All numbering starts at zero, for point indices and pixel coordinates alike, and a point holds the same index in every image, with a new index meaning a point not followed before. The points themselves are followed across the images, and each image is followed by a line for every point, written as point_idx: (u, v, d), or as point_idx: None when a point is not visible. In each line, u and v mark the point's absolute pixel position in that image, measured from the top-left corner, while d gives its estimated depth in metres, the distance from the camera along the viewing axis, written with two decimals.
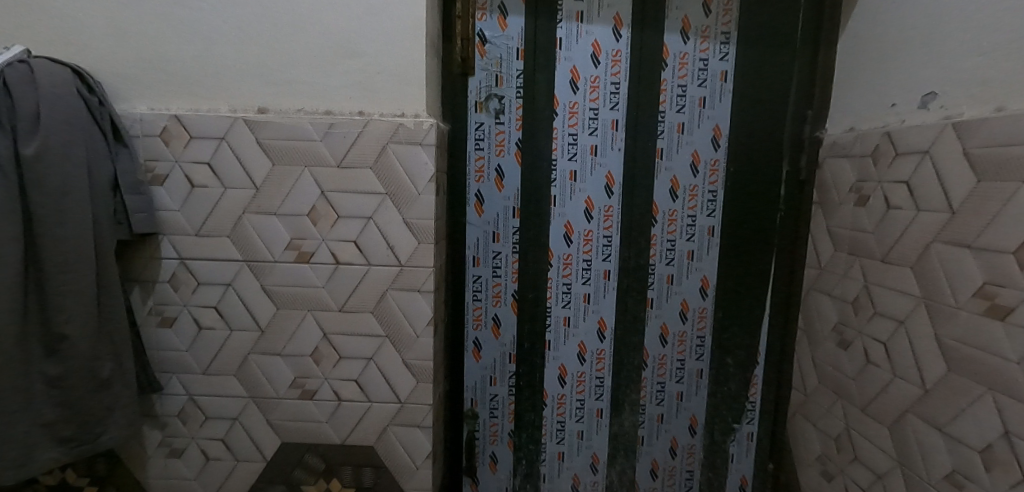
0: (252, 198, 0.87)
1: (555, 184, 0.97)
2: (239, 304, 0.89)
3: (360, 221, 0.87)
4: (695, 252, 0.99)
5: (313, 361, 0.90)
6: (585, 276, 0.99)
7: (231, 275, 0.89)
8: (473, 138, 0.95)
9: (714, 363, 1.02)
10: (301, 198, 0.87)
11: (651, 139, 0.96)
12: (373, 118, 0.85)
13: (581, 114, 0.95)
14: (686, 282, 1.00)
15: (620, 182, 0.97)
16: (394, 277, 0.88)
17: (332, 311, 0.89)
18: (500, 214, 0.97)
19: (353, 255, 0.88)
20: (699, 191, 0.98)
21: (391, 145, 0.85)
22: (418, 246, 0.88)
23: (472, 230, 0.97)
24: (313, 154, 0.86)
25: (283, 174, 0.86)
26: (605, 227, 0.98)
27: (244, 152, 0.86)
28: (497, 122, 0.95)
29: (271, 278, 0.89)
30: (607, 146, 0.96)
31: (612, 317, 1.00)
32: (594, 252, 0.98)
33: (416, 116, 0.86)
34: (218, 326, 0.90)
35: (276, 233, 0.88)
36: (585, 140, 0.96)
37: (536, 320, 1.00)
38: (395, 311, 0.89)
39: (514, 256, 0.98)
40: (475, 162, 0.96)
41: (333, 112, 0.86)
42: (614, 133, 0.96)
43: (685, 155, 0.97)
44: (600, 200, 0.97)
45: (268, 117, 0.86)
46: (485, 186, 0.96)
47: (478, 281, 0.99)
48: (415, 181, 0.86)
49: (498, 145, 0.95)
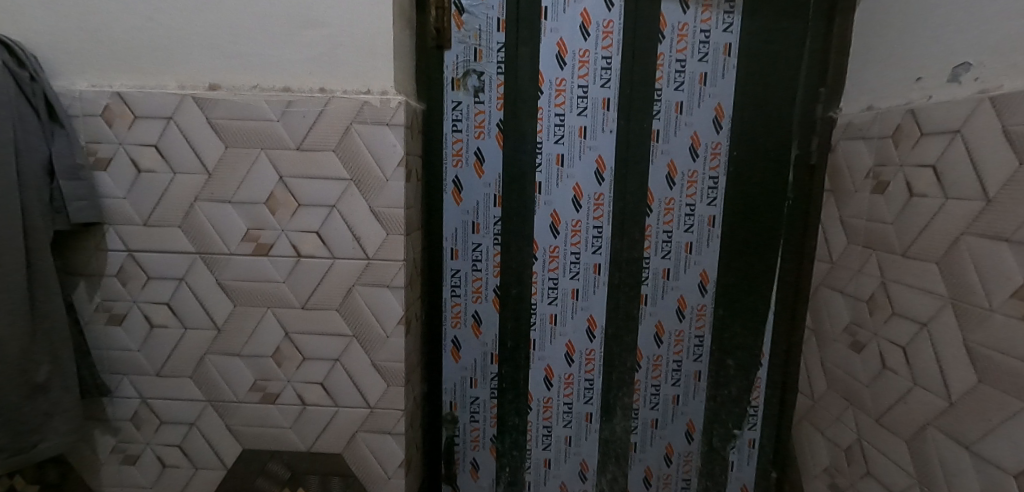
0: (204, 184, 0.79)
1: (541, 169, 0.88)
2: (193, 300, 0.82)
3: (323, 210, 0.79)
4: (693, 244, 0.91)
5: (275, 362, 0.83)
6: (573, 270, 0.91)
7: (184, 269, 0.81)
8: (450, 119, 0.87)
9: (714, 365, 0.94)
10: (258, 184, 0.79)
11: (646, 120, 0.87)
12: (335, 96, 0.77)
13: (568, 92, 0.86)
14: (684, 277, 0.92)
15: (612, 167, 0.88)
16: (361, 272, 0.80)
17: (294, 308, 0.82)
18: (480, 202, 0.89)
19: (315, 247, 0.80)
20: (698, 177, 0.89)
21: (356, 126, 0.77)
22: (387, 238, 0.79)
23: (449, 219, 0.89)
24: (270, 136, 0.78)
25: (237, 158, 0.78)
26: (595, 217, 0.90)
27: (193, 134, 0.78)
28: (476, 100, 0.86)
29: (227, 272, 0.81)
30: (597, 128, 0.87)
31: (602, 315, 0.92)
32: (583, 244, 0.90)
33: (384, 93, 0.78)
34: (171, 323, 0.83)
35: (231, 222, 0.80)
36: (573, 122, 0.87)
37: (519, 318, 0.92)
38: (363, 309, 0.81)
39: (495, 248, 0.90)
40: (452, 145, 0.87)
41: (291, 89, 0.78)
42: (605, 113, 0.87)
43: (684, 137, 0.88)
44: (590, 188, 0.89)
45: (219, 94, 0.77)
46: (464, 172, 0.88)
47: (456, 276, 0.91)
48: (383, 166, 0.78)
49: (477, 126, 0.87)
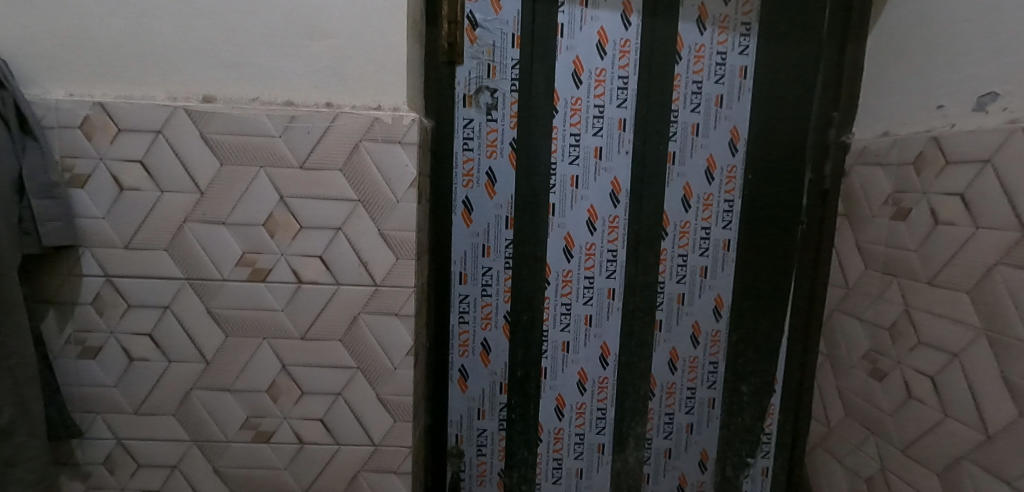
0: (195, 204, 0.73)
1: (554, 190, 0.85)
2: (179, 330, 0.75)
3: (327, 233, 0.74)
4: (708, 268, 0.89)
5: (270, 397, 0.76)
6: (586, 295, 0.88)
7: (170, 296, 0.74)
8: (460, 137, 0.83)
9: (727, 392, 0.92)
10: (255, 204, 0.73)
11: (662, 141, 0.85)
12: (343, 111, 0.72)
13: (583, 112, 0.84)
14: (698, 302, 0.89)
15: (627, 189, 0.86)
16: (368, 299, 0.75)
17: (292, 339, 0.75)
18: (491, 224, 0.85)
19: (318, 272, 0.74)
20: (714, 201, 0.87)
21: (365, 143, 0.72)
22: (396, 262, 0.74)
23: (458, 242, 0.85)
24: (270, 153, 0.72)
25: (234, 176, 0.72)
26: (610, 240, 0.87)
27: (184, 149, 0.71)
28: (488, 118, 0.83)
29: (219, 300, 0.74)
30: (612, 149, 0.85)
31: (616, 342, 0.89)
32: (597, 269, 0.87)
33: (395, 109, 0.73)
34: (153, 356, 0.75)
35: (225, 245, 0.73)
36: (589, 142, 0.84)
37: (530, 345, 0.88)
38: (369, 339, 0.76)
39: (506, 272, 0.86)
40: (463, 165, 0.83)
41: (294, 103, 0.73)
42: (621, 133, 0.85)
43: (700, 160, 0.86)
44: (604, 210, 0.86)
45: (215, 107, 0.71)
46: (474, 192, 0.84)
47: (465, 301, 0.86)
48: (393, 187, 0.73)
49: (489, 145, 0.83)
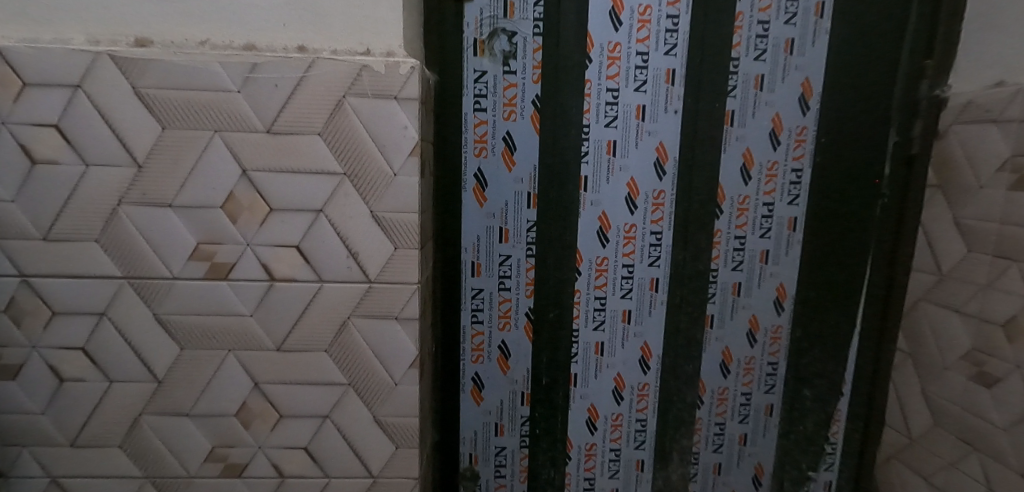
0: (132, 182, 0.56)
1: (586, 159, 0.69)
2: (120, 343, 0.59)
3: (305, 216, 0.57)
4: (770, 252, 0.74)
5: (240, 423, 0.61)
6: (625, 287, 0.72)
7: (106, 300, 0.58)
8: (471, 94, 0.67)
9: (788, 397, 0.78)
10: (210, 181, 0.56)
11: (718, 98, 0.69)
12: (320, 57, 0.55)
13: (622, 61, 0.67)
14: (757, 293, 0.75)
15: (675, 157, 0.70)
16: (359, 300, 0.59)
17: (265, 351, 0.60)
18: (510, 203, 0.69)
19: (295, 268, 0.58)
20: (779, 170, 0.72)
21: (351, 100, 0.55)
22: (394, 253, 0.59)
23: (470, 225, 0.69)
24: (228, 114, 0.55)
25: (181, 145, 0.56)
26: (653, 220, 0.71)
27: (112, 109, 0.55)
28: (505, 70, 0.66)
29: (170, 303, 0.58)
30: (658, 108, 0.69)
31: (659, 341, 0.74)
32: (638, 255, 0.72)
33: (388, 54, 0.56)
34: (90, 376, 0.59)
35: (173, 235, 0.57)
36: (629, 99, 0.68)
37: (558, 349, 0.73)
38: (361, 349, 0.60)
39: (528, 261, 0.70)
40: (474, 129, 0.68)
41: (256, 47, 0.55)
42: (669, 88, 0.68)
43: (764, 120, 0.70)
44: (647, 183, 0.70)
45: (150, 52, 0.54)
46: (489, 163, 0.68)
47: (478, 297, 0.71)
48: (389, 157, 0.57)
49: (507, 105, 0.67)
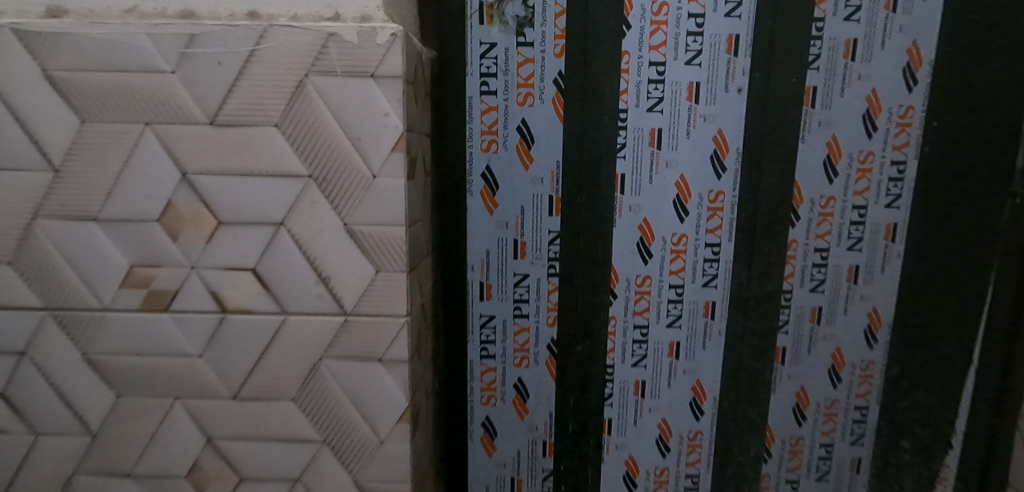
0: (48, 190, 0.45)
1: (623, 153, 0.55)
2: (45, 387, 0.48)
3: (262, 231, 0.45)
4: (860, 268, 0.58)
5: (192, 486, 0.49)
6: (672, 312, 0.58)
7: (25, 336, 0.47)
8: (477, 72, 0.53)
9: (880, 450, 0.62)
10: (143, 187, 0.44)
11: (797, 70, 0.53)
12: (275, 24, 0.42)
13: (670, 26, 0.53)
14: (843, 320, 0.59)
15: (737, 149, 0.55)
16: (333, 337, 0.47)
17: (218, 400, 0.48)
18: (527, 209, 0.55)
19: (252, 296, 0.46)
20: (875, 164, 0.56)
21: (314, 79, 0.43)
22: (376, 278, 0.46)
23: (476, 238, 0.56)
24: (162, 102, 0.43)
25: (106, 142, 0.44)
26: (709, 228, 0.56)
27: (19, 99, 0.43)
28: (520, 41, 0.53)
29: (102, 340, 0.47)
30: (715, 86, 0.54)
31: (714, 380, 0.59)
32: (690, 273, 0.57)
33: (363, 19, 0.43)
34: (12, 427, 0.49)
35: (102, 256, 0.45)
36: (678, 75, 0.54)
37: (587, 389, 0.59)
38: (338, 398, 0.48)
39: (551, 281, 0.57)
40: (481, 117, 0.54)
41: (194, 14, 0.43)
42: (731, 59, 0.53)
43: (856, 98, 0.55)
44: (701, 181, 0.55)
45: (62, 25, 0.42)
46: (500, 160, 0.54)
47: (487, 325, 0.58)
48: (366, 153, 0.44)
49: (522, 86, 0.53)
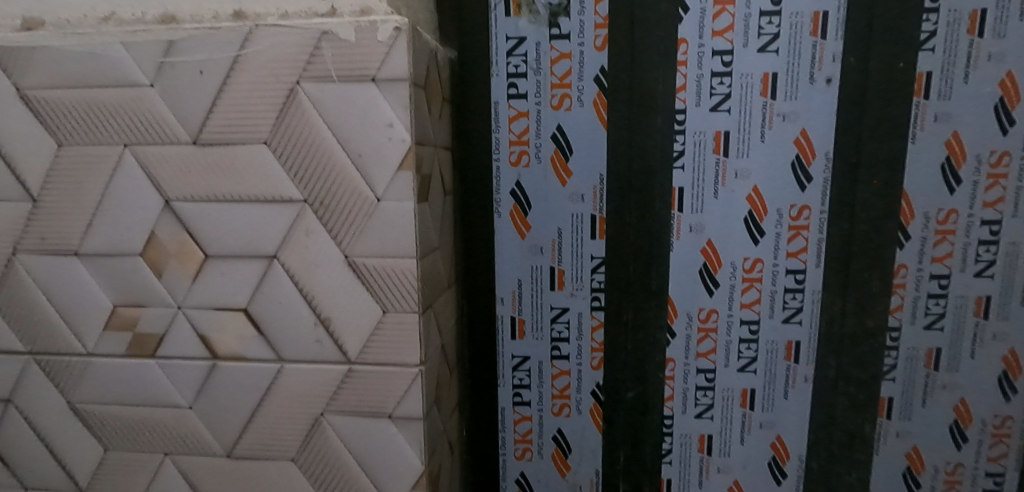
0: (26, 222, 0.40)
1: (681, 162, 0.48)
2: (31, 438, 0.43)
3: (253, 265, 0.39)
4: (990, 300, 0.48)
5: None
6: (744, 351, 0.51)
7: (11, 381, 0.43)
8: (506, 70, 0.48)
9: None
10: (124, 218, 0.39)
11: (891, 57, 0.45)
12: (262, 24, 0.36)
13: (738, 6, 0.46)
14: (970, 363, 0.49)
15: (824, 155, 0.47)
16: (335, 389, 0.40)
17: (211, 457, 0.42)
18: (565, 228, 0.50)
19: (245, 341, 0.40)
20: (1011, 166, 0.46)
21: (306, 86, 0.36)
22: (383, 319, 0.38)
23: (505, 267, 0.51)
24: (139, 120, 0.38)
25: (82, 168, 0.39)
26: (790, 252, 0.49)
27: None
28: (554, 34, 0.47)
29: (87, 388, 0.42)
30: (796, 76, 0.46)
31: (798, 437, 0.52)
32: (764, 306, 0.50)
33: (363, 13, 0.36)
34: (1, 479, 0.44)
35: (84, 295, 0.41)
36: (749, 65, 0.47)
37: (642, 442, 0.53)
38: (343, 458, 0.41)
39: (595, 318, 0.51)
40: (510, 126, 0.48)
41: (176, 18, 0.38)
42: (815, 42, 0.46)
43: (984, 84, 0.45)
44: (775, 195, 0.48)
45: (38, 38, 0.38)
46: (531, 174, 0.49)
47: (522, 367, 0.52)
48: (368, 174, 0.37)
49: (557, 86, 0.48)
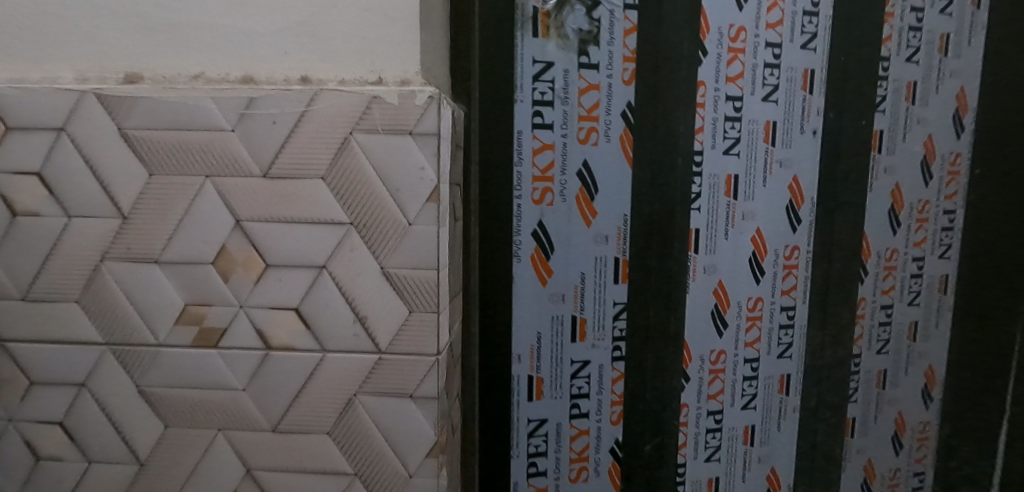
0: (116, 235, 0.49)
1: (698, 205, 0.68)
2: (100, 417, 0.51)
3: (306, 273, 0.49)
4: (917, 324, 0.72)
5: None
6: (745, 389, 0.72)
7: (86, 368, 0.51)
8: (538, 93, 0.64)
9: None
10: (200, 233, 0.49)
11: (847, 105, 0.68)
12: (326, 88, 0.47)
13: (747, 57, 0.67)
14: (905, 381, 0.73)
15: (811, 200, 0.69)
16: (367, 374, 0.49)
17: (258, 432, 0.51)
18: (580, 247, 0.67)
19: (294, 334, 0.49)
20: (931, 211, 0.70)
21: (358, 136, 0.47)
22: (409, 317, 0.49)
23: (525, 328, 0.67)
24: (221, 156, 0.48)
25: (169, 193, 0.48)
26: (785, 289, 0.71)
27: (97, 155, 0.48)
28: (583, 64, 0.64)
29: (154, 374, 0.50)
30: (790, 126, 0.68)
31: (788, 469, 0.74)
32: (763, 342, 0.72)
33: (403, 83, 0.48)
34: (67, 455, 0.52)
35: (160, 296, 0.50)
36: (754, 113, 0.68)
37: (658, 478, 0.72)
38: (370, 431, 0.50)
39: (616, 369, 0.69)
40: (535, 158, 0.65)
41: (254, 79, 0.48)
42: (805, 97, 0.68)
43: (915, 144, 0.69)
44: (777, 239, 0.70)
45: (139, 89, 0.48)
46: (552, 210, 0.66)
47: (548, 423, 0.69)
48: (403, 204, 0.48)
49: (583, 114, 0.65)
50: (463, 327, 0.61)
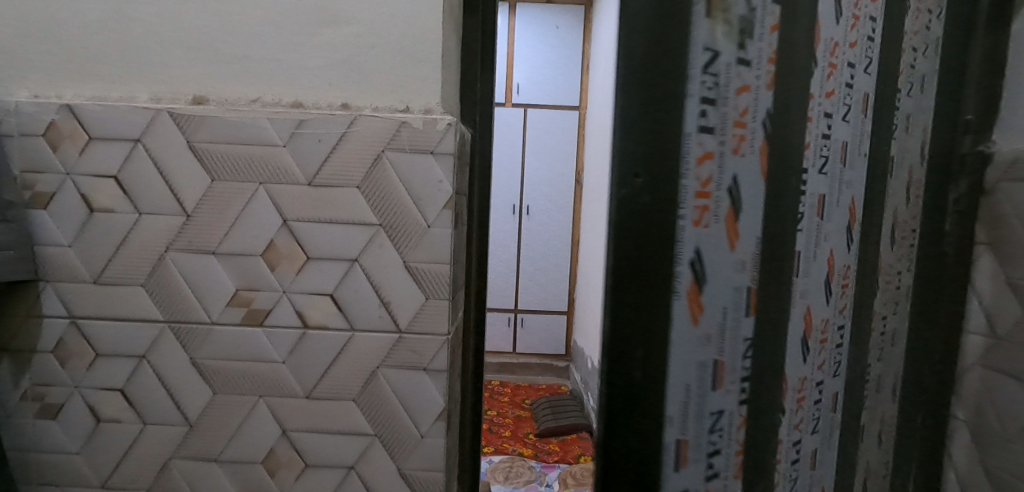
0: (179, 229, 0.59)
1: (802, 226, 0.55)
2: (156, 385, 0.60)
3: (341, 265, 0.59)
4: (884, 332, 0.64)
5: (266, 470, 0.61)
6: (815, 420, 0.61)
7: (148, 342, 0.60)
8: (700, 80, 0.49)
9: None
10: (253, 230, 0.58)
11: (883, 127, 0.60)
12: (362, 113, 0.58)
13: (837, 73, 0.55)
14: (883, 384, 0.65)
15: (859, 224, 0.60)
16: (389, 350, 0.59)
17: (293, 398, 0.60)
18: (731, 282, 0.53)
19: (328, 316, 0.59)
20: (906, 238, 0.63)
21: (389, 153, 0.58)
22: (426, 303, 0.59)
23: (676, 375, 0.53)
24: (273, 166, 0.58)
25: (227, 196, 0.58)
26: (840, 309, 0.61)
27: (167, 162, 0.58)
28: (738, 53, 0.50)
29: (206, 348, 0.60)
30: (856, 144, 0.58)
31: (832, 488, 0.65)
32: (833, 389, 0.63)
33: (427, 111, 0.59)
34: (125, 418, 0.61)
35: (216, 282, 0.59)
36: (838, 132, 0.56)
37: None
38: (389, 398, 0.60)
39: (741, 414, 0.56)
40: (698, 169, 0.50)
41: (302, 104, 0.59)
42: (862, 117, 0.58)
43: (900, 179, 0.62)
44: (841, 258, 0.59)
45: (205, 109, 0.58)
46: (709, 236, 0.52)
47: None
48: (424, 209, 0.58)
49: (739, 117, 0.51)
50: (470, 314, 0.72)
